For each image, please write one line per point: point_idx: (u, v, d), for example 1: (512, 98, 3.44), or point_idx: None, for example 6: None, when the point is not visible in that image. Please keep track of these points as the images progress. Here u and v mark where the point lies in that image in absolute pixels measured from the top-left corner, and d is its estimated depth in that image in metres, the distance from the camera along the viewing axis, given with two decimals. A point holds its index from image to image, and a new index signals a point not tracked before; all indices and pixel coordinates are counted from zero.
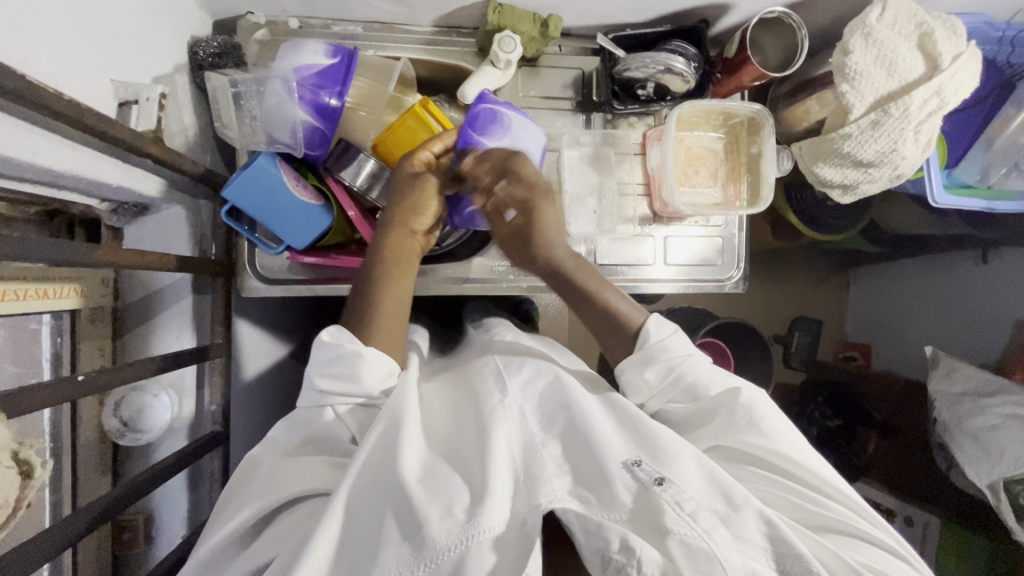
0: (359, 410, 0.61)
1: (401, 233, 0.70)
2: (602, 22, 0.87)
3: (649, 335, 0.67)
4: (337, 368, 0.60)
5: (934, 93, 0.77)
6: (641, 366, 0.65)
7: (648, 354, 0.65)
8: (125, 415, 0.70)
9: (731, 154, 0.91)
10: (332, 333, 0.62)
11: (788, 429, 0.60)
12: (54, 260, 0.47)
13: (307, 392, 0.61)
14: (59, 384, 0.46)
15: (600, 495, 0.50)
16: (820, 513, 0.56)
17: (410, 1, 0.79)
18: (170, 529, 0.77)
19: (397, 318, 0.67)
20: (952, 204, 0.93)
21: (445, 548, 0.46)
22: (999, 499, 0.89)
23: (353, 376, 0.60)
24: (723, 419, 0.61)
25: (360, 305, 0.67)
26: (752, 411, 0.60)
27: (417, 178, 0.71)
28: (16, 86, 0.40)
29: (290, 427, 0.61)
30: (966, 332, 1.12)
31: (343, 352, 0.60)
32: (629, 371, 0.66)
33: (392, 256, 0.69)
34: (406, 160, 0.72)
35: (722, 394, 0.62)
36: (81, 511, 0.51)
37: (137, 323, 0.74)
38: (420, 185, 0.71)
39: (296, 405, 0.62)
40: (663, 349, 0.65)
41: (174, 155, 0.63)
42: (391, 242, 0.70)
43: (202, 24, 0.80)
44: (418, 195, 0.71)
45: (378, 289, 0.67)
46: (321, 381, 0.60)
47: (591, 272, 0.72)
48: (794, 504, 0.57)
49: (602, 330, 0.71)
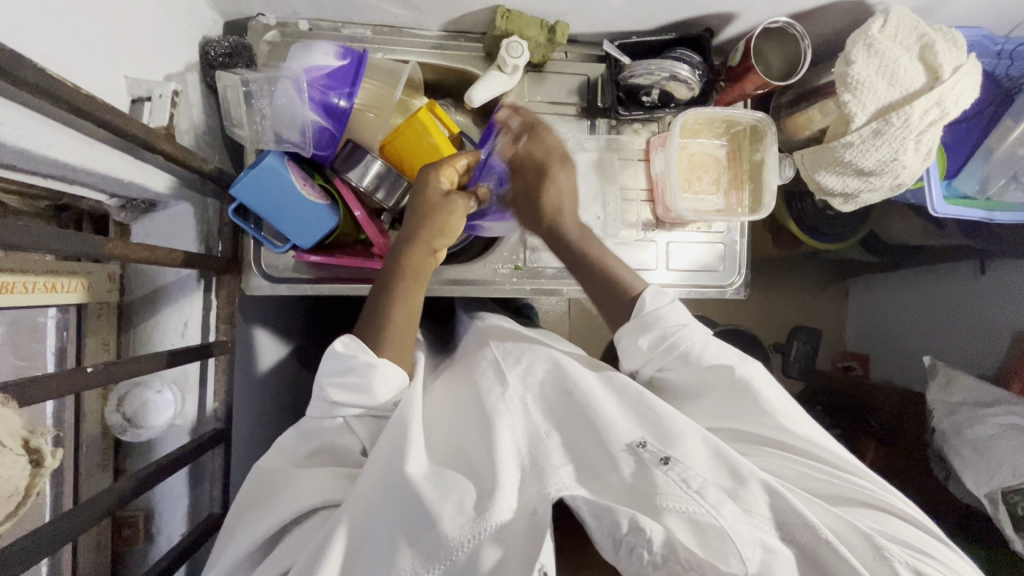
0: (369, 419, 0.62)
1: (424, 252, 0.70)
2: (608, 30, 0.88)
3: (646, 303, 0.68)
4: (348, 380, 0.60)
5: (934, 104, 0.78)
6: (637, 333, 0.67)
7: (645, 321, 0.66)
8: (128, 411, 0.71)
9: (734, 161, 0.92)
10: (344, 343, 0.62)
11: (786, 402, 0.63)
12: (64, 252, 0.47)
13: (318, 402, 0.61)
14: (68, 374, 0.47)
15: (604, 480, 0.51)
16: (832, 482, 0.58)
17: (419, 5, 0.80)
18: (170, 527, 0.77)
19: (408, 330, 0.67)
20: (953, 214, 0.93)
21: (459, 544, 0.47)
22: (998, 509, 0.90)
23: (365, 389, 0.60)
24: (722, 393, 0.63)
25: (372, 311, 0.67)
26: (749, 383, 0.62)
27: (448, 200, 0.71)
28: (37, 79, 0.41)
29: (297, 435, 0.62)
30: (964, 341, 1.13)
31: (355, 363, 0.60)
32: (627, 337, 0.68)
33: (408, 271, 0.69)
34: (434, 178, 0.71)
35: (716, 368, 0.64)
36: (85, 505, 0.51)
37: (143, 319, 0.75)
38: (450, 206, 0.71)
39: (307, 413, 0.62)
40: (658, 317, 0.66)
41: (185, 151, 0.63)
42: (408, 258, 0.69)
43: (214, 24, 0.81)
44: (447, 219, 0.71)
45: (390, 299, 0.67)
46: (333, 393, 0.60)
47: (596, 241, 0.77)
48: (809, 476, 0.58)
49: (602, 292, 0.73)
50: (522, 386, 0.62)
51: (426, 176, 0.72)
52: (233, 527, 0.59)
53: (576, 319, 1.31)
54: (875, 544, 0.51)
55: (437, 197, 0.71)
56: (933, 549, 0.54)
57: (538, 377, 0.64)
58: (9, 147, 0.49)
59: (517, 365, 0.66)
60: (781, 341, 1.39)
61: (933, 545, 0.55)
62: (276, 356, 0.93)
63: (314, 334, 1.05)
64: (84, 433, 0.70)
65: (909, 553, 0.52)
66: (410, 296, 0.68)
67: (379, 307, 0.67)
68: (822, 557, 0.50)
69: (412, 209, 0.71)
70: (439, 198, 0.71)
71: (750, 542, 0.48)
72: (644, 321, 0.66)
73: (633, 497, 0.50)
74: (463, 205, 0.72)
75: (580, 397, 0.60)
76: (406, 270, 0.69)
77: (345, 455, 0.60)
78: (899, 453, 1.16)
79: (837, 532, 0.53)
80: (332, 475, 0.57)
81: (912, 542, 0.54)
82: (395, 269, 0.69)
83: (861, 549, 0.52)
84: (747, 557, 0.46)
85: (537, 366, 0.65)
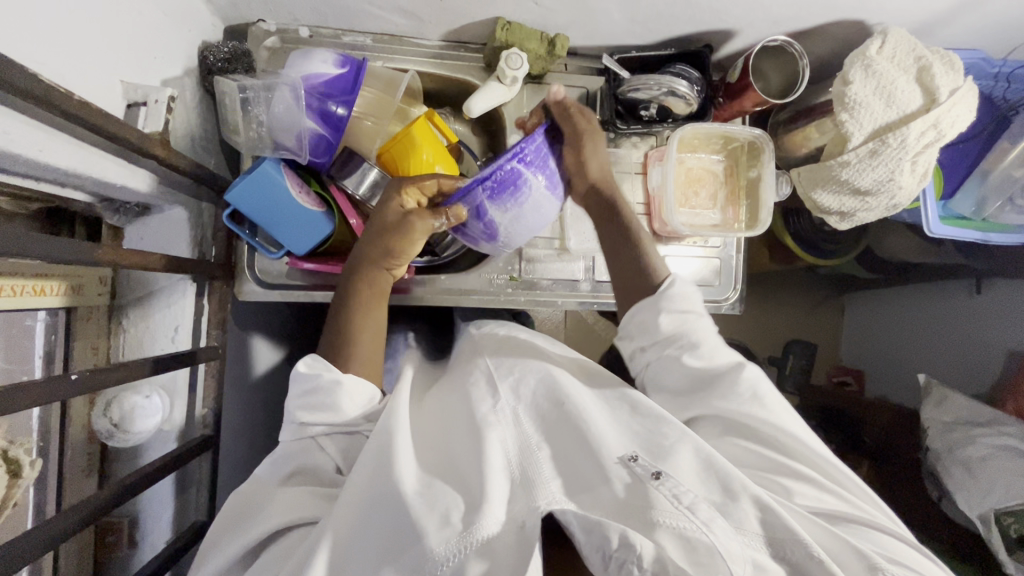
0: (341, 437, 0.61)
1: (379, 270, 0.70)
2: (608, 43, 0.88)
3: (674, 281, 0.68)
4: (315, 400, 0.60)
5: (931, 126, 0.79)
6: (655, 310, 0.66)
7: (666, 300, 0.67)
8: (115, 417, 0.69)
9: (731, 177, 0.92)
10: (308, 363, 0.62)
11: (785, 408, 0.63)
12: (52, 257, 0.47)
13: (289, 425, 0.61)
14: (51, 383, 0.46)
15: (596, 494, 0.51)
16: (823, 499, 0.57)
17: (419, 14, 0.80)
18: (155, 533, 0.77)
19: (377, 345, 0.68)
20: (949, 235, 0.94)
21: (445, 559, 0.46)
22: (991, 531, 0.89)
23: (332, 407, 0.60)
24: (724, 390, 0.62)
25: (334, 314, 0.69)
26: (755, 386, 0.62)
27: (405, 220, 0.69)
28: (27, 83, 0.41)
29: (272, 463, 0.61)
30: (957, 359, 1.13)
31: (319, 383, 0.60)
32: (642, 312, 0.68)
33: (365, 288, 0.69)
34: (397, 198, 0.70)
35: (731, 364, 0.63)
36: (66, 513, 0.51)
37: (133, 323, 0.74)
38: (406, 227, 0.69)
39: (279, 440, 0.62)
40: (681, 299, 0.67)
41: (179, 157, 0.63)
42: (366, 274, 0.70)
43: (213, 30, 0.80)
44: (402, 239, 0.69)
45: (349, 316, 0.68)
46: (302, 415, 0.60)
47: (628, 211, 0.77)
48: (802, 492, 0.58)
49: (626, 268, 0.73)
50: (515, 396, 0.62)
51: (391, 192, 0.70)
52: (214, 538, 0.57)
53: (571, 329, 1.31)
54: (870, 562, 0.51)
55: (396, 217, 0.69)
56: (923, 566, 0.54)
57: (529, 390, 0.63)
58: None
59: (510, 375, 0.65)
60: (776, 355, 1.40)
61: (922, 563, 0.55)
62: (267, 362, 0.92)
63: (307, 339, 1.05)
64: (70, 438, 0.69)
65: (905, 572, 0.51)
66: (364, 315, 0.68)
67: (340, 318, 0.68)
68: (808, 570, 0.49)
69: (372, 224, 0.71)
70: (397, 216, 0.69)
71: (740, 558, 0.47)
72: (661, 302, 0.67)
73: (624, 511, 0.49)
74: (423, 227, 0.69)
75: (572, 407, 0.59)
76: (360, 286, 0.69)
77: (320, 475, 0.59)
78: (890, 470, 1.16)
79: (826, 549, 0.53)
80: (312, 494, 0.57)
81: (907, 563, 0.53)
82: (354, 282, 0.70)
83: (854, 568, 0.51)
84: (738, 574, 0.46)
85: (529, 377, 0.64)
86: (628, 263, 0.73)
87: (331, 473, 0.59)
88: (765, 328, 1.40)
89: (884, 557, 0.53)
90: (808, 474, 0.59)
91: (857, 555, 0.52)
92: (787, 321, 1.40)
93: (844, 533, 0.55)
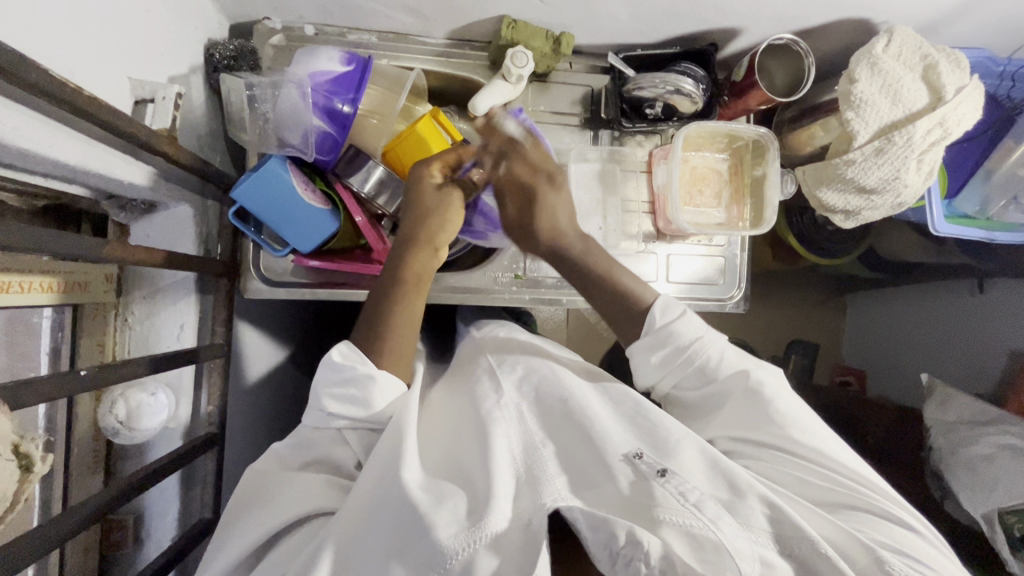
0: (366, 433, 0.61)
1: (425, 252, 0.70)
2: (612, 42, 0.88)
3: (656, 318, 0.67)
4: (346, 391, 0.59)
5: (937, 124, 0.79)
6: (648, 351, 0.66)
7: (656, 339, 0.66)
8: (121, 415, 0.69)
9: (736, 175, 0.92)
10: (342, 353, 0.62)
11: (800, 406, 0.63)
12: (61, 253, 0.47)
13: (314, 411, 0.61)
14: (60, 378, 0.47)
15: (601, 491, 0.51)
16: (829, 489, 0.58)
17: (425, 12, 0.80)
18: (160, 531, 0.77)
19: (410, 336, 0.67)
20: (953, 234, 0.94)
21: (453, 553, 0.46)
22: (994, 530, 0.89)
23: (362, 402, 0.59)
24: (736, 401, 0.63)
25: (376, 306, 0.67)
26: (761, 392, 0.62)
27: (442, 191, 0.71)
28: (39, 79, 0.41)
29: (294, 442, 0.61)
30: (960, 358, 1.13)
31: (355, 374, 0.59)
32: (638, 355, 0.67)
33: (412, 272, 0.69)
34: (425, 173, 0.71)
35: (735, 375, 0.64)
36: (73, 509, 0.51)
37: (139, 320, 0.74)
38: (444, 198, 0.71)
39: (302, 423, 0.62)
40: (671, 333, 0.65)
41: (186, 154, 0.63)
42: (412, 258, 0.69)
43: (219, 28, 0.81)
44: (444, 215, 0.71)
45: (393, 305, 0.66)
46: (330, 404, 0.59)
47: (602, 254, 0.73)
48: (809, 483, 0.59)
49: (613, 313, 0.71)
50: (518, 394, 0.62)
51: (416, 170, 0.71)
52: (223, 528, 0.58)
53: (574, 327, 1.31)
54: (875, 555, 0.51)
55: (431, 195, 0.71)
56: (930, 557, 0.54)
57: (534, 386, 0.63)
58: (8, 147, 0.48)
59: (513, 373, 0.65)
60: (778, 355, 1.40)
61: (929, 553, 0.55)
62: (272, 360, 0.92)
63: (310, 337, 1.05)
64: (75, 434, 0.69)
65: (907, 565, 0.51)
66: (415, 299, 0.68)
67: (386, 312, 0.66)
68: (815, 569, 0.49)
69: (409, 209, 0.71)
70: (433, 194, 0.71)
71: (750, 556, 0.47)
72: (655, 339, 0.66)
73: (630, 508, 0.49)
74: (459, 197, 0.73)
75: (576, 406, 0.59)
76: (409, 273, 0.68)
77: (338, 467, 0.59)
78: (893, 470, 1.16)
79: (833, 544, 0.53)
80: (328, 484, 0.57)
81: (909, 552, 0.53)
82: (403, 269, 0.68)
83: (863, 563, 0.51)
84: (745, 572, 0.46)
85: (533, 375, 0.65)
86: (612, 304, 0.71)
87: (351, 468, 0.59)
88: (768, 327, 1.40)
89: (887, 547, 0.53)
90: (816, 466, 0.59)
91: (858, 549, 0.52)
92: (790, 321, 1.40)
93: (842, 520, 0.56)
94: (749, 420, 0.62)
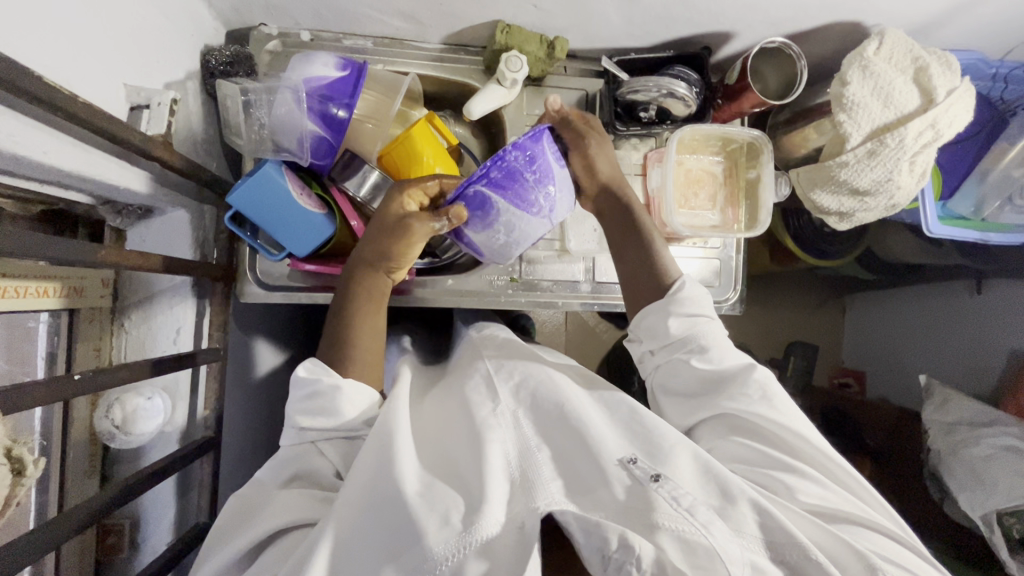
0: (340, 442, 0.61)
1: (378, 271, 0.70)
2: (606, 46, 0.89)
3: (683, 284, 0.71)
4: (313, 404, 0.61)
5: (929, 126, 0.79)
6: (665, 313, 0.68)
7: (678, 300, 0.69)
8: (118, 418, 0.69)
9: (730, 178, 0.92)
10: (307, 369, 0.63)
11: (794, 412, 0.63)
12: (56, 257, 0.47)
13: (288, 430, 0.62)
14: (54, 382, 0.47)
15: (595, 496, 0.51)
16: (823, 499, 0.58)
17: (419, 18, 0.81)
18: (156, 535, 0.77)
19: (375, 351, 0.69)
20: (947, 235, 0.94)
21: (444, 559, 0.46)
22: (993, 531, 0.89)
23: (332, 411, 0.60)
24: (735, 389, 0.63)
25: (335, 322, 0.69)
26: (765, 387, 0.63)
27: (404, 225, 0.67)
28: (33, 86, 0.42)
29: (274, 465, 0.61)
30: (959, 359, 1.13)
31: (319, 387, 0.61)
32: (653, 315, 0.69)
33: (361, 297, 0.69)
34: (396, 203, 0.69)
35: (739, 365, 0.65)
36: (68, 513, 0.51)
37: (136, 324, 0.75)
38: (404, 230, 0.68)
39: (280, 445, 0.62)
40: (689, 301, 0.69)
41: (181, 159, 0.64)
42: (363, 281, 0.70)
43: (215, 34, 0.81)
44: (402, 243, 0.68)
45: (347, 325, 0.68)
46: (301, 419, 0.60)
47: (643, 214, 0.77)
48: (801, 491, 0.58)
49: (642, 267, 0.74)
50: (514, 401, 0.62)
51: (393, 193, 0.70)
52: (215, 534, 0.58)
53: (572, 330, 1.31)
54: (868, 562, 0.51)
55: (394, 219, 0.69)
56: (919, 568, 0.54)
57: (530, 391, 0.63)
58: (3, 153, 0.49)
59: (510, 379, 0.65)
60: (777, 356, 1.40)
61: (919, 564, 0.55)
62: (269, 363, 0.92)
63: (307, 341, 1.05)
64: (71, 438, 0.70)
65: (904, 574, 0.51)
66: (364, 325, 0.68)
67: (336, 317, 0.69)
68: (805, 571, 0.50)
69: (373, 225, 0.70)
70: (396, 218, 0.68)
71: (739, 561, 0.47)
72: (671, 305, 0.69)
73: (625, 513, 0.50)
74: (422, 230, 0.68)
75: (572, 411, 0.59)
76: (356, 285, 0.70)
77: (322, 476, 0.59)
78: (894, 471, 1.16)
79: (825, 549, 0.53)
80: (309, 497, 0.57)
81: (903, 562, 0.54)
82: (352, 281, 0.70)
83: (854, 569, 0.52)
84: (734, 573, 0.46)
85: (529, 380, 0.65)
86: (645, 264, 0.74)
87: (330, 477, 0.59)
88: (767, 329, 1.40)
89: (881, 556, 0.53)
90: (811, 475, 0.59)
91: (854, 557, 0.52)
92: (789, 322, 1.40)
93: (840, 530, 0.55)
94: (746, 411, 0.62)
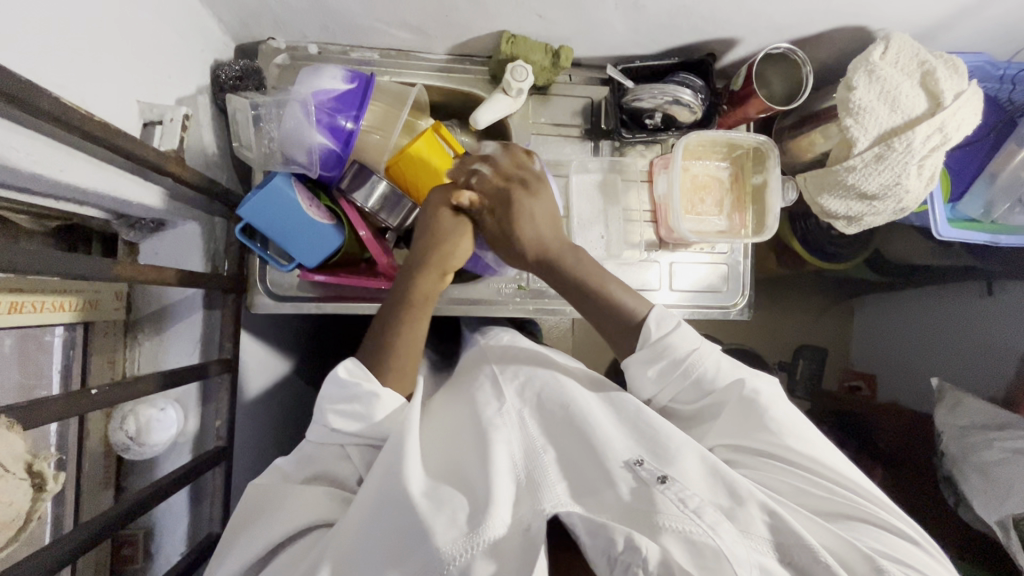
0: (366, 449, 0.61)
1: (435, 275, 0.71)
2: (609, 54, 0.89)
3: (652, 331, 0.67)
4: (350, 407, 0.60)
5: (937, 129, 0.79)
6: (646, 364, 0.66)
7: (653, 353, 0.66)
8: (132, 430, 0.70)
9: (736, 183, 0.92)
10: (348, 370, 0.62)
11: (798, 419, 0.62)
12: (72, 275, 0.48)
13: (316, 426, 0.61)
14: (70, 397, 0.48)
15: (601, 497, 0.51)
16: (828, 498, 0.58)
17: (426, 29, 0.82)
18: (170, 545, 0.78)
19: (415, 353, 0.68)
20: (956, 238, 0.94)
21: (451, 558, 0.47)
22: (1010, 537, 0.88)
23: (362, 416, 0.59)
24: (733, 413, 0.62)
25: (389, 329, 0.67)
26: (756, 402, 0.61)
27: (459, 221, 0.73)
28: (51, 107, 0.43)
29: (297, 459, 0.61)
30: (973, 362, 1.12)
31: (358, 390, 0.60)
32: (634, 367, 0.67)
33: (422, 299, 0.70)
34: (444, 203, 0.73)
35: (728, 385, 0.64)
36: (84, 526, 0.52)
37: (149, 336, 0.76)
38: (460, 227, 0.73)
39: (308, 438, 0.62)
40: (668, 345, 0.65)
41: (193, 174, 0.65)
42: (421, 284, 0.70)
43: (225, 49, 0.82)
44: (456, 241, 0.73)
45: (405, 328, 0.67)
46: (332, 419, 0.60)
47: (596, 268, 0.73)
48: (804, 492, 0.58)
49: (608, 322, 0.70)
50: (519, 401, 0.62)
51: (436, 198, 0.73)
52: (223, 546, 0.58)
53: (580, 336, 1.31)
54: (875, 563, 0.51)
55: (447, 220, 0.73)
56: (927, 566, 0.54)
57: (537, 393, 0.63)
58: (22, 172, 0.50)
59: (515, 381, 0.65)
60: (786, 360, 1.37)
61: (927, 564, 0.54)
62: (279, 372, 0.93)
63: (317, 350, 1.06)
64: (87, 449, 0.71)
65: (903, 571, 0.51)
66: (423, 321, 0.69)
67: (397, 320, 0.68)
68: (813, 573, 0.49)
69: (423, 228, 0.73)
70: (450, 219, 0.73)
71: (747, 561, 0.47)
72: (659, 348, 0.65)
73: (631, 515, 0.50)
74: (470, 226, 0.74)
75: (579, 413, 0.59)
76: (421, 289, 0.70)
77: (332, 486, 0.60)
78: (907, 475, 1.15)
79: (834, 553, 0.53)
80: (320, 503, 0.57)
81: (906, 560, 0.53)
82: (411, 288, 0.70)
83: (859, 567, 0.51)
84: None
85: (534, 380, 0.65)
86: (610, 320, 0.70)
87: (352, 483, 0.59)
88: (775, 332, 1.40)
89: (886, 556, 0.53)
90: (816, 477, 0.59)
91: (858, 555, 0.52)
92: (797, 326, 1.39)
93: (844, 530, 0.56)
94: (748, 435, 0.61)
